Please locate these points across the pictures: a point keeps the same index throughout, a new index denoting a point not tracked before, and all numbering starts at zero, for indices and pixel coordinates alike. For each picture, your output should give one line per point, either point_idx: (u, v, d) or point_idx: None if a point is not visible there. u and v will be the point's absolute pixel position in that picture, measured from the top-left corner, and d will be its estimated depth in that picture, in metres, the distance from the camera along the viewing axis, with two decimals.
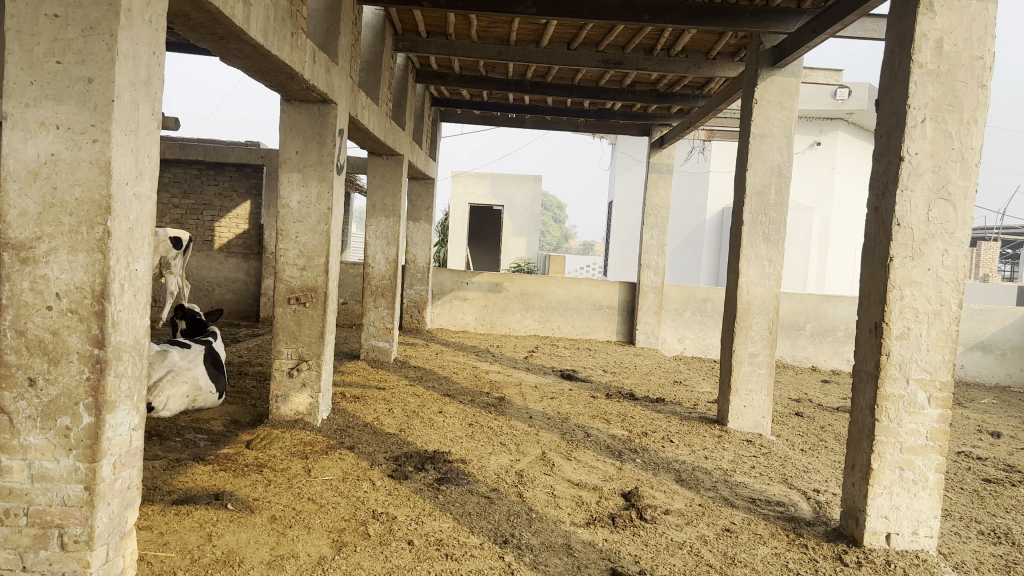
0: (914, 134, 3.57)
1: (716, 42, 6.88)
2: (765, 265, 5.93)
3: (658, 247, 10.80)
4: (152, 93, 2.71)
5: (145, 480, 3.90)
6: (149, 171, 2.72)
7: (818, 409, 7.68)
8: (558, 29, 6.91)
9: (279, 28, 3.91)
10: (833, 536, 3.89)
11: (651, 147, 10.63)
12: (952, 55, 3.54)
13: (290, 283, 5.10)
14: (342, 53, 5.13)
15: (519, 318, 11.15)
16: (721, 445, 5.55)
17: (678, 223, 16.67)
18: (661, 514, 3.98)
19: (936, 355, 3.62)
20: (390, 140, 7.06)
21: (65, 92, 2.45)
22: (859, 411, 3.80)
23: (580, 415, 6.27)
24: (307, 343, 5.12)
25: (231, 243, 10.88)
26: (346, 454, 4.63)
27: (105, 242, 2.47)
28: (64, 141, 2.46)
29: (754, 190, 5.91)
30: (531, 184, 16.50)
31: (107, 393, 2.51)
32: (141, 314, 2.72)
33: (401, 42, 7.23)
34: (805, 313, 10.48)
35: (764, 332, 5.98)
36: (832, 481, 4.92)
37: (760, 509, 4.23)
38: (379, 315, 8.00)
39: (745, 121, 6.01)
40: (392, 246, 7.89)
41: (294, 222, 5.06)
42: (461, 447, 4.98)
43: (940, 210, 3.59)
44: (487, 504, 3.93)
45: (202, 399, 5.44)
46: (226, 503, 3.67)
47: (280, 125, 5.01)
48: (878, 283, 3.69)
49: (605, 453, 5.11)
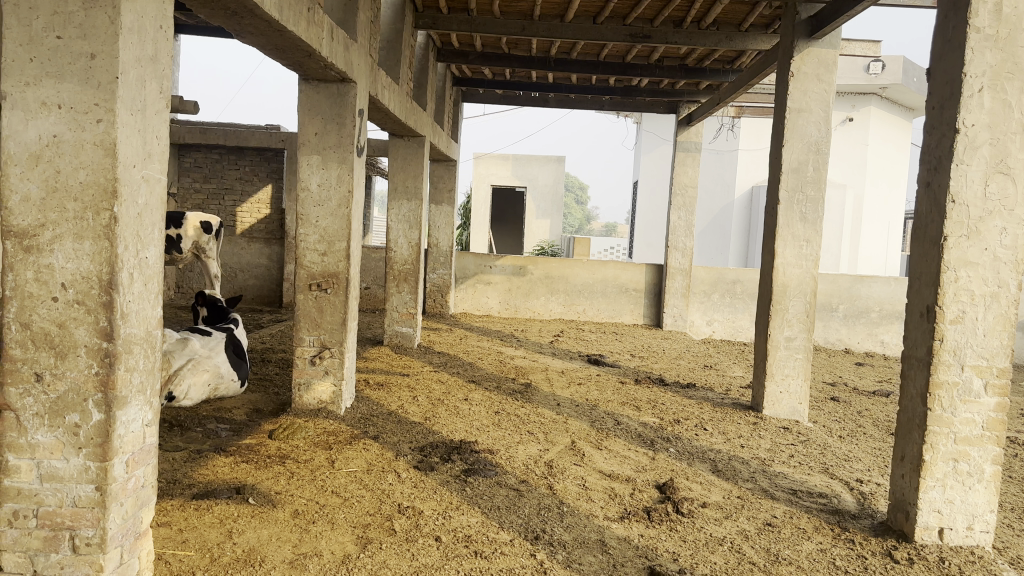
0: (970, 104, 3.33)
1: (750, 13, 6.64)
2: (802, 246, 5.70)
3: (686, 227, 10.54)
4: (160, 70, 2.54)
5: (165, 474, 3.80)
6: (158, 153, 2.57)
7: (854, 393, 7.45)
8: (584, 2, 6.68)
9: (295, 3, 3.73)
10: (881, 530, 3.69)
11: (679, 124, 10.36)
12: (1012, 19, 3.30)
13: (311, 269, 4.96)
14: (361, 29, 4.95)
15: (544, 302, 10.98)
16: (757, 433, 5.36)
17: (706, 203, 16.36)
18: (699, 508, 3.81)
19: (992, 340, 3.41)
20: (411, 120, 6.87)
21: (67, 69, 2.30)
22: (909, 399, 3.59)
23: (609, 401, 6.09)
24: (330, 330, 4.99)
25: (253, 228, 10.80)
26: (369, 444, 4.50)
27: (111, 228, 2.33)
28: (66, 122, 2.31)
29: (791, 166, 5.66)
30: (555, 165, 16.21)
31: (117, 389, 2.38)
32: (153, 305, 2.59)
33: (421, 19, 6.97)
34: (839, 294, 10.20)
35: (802, 315, 5.76)
36: (875, 470, 4.71)
37: (802, 501, 4.04)
38: (402, 300, 7.85)
39: (780, 96, 5.76)
40: (415, 230, 7.72)
41: (314, 206, 4.92)
42: (488, 436, 4.82)
43: (999, 185, 3.36)
44: (516, 497, 3.79)
45: (223, 388, 5.33)
46: (248, 497, 3.55)
47: (299, 106, 4.86)
48: (931, 264, 3.47)
49: (637, 442, 4.94)
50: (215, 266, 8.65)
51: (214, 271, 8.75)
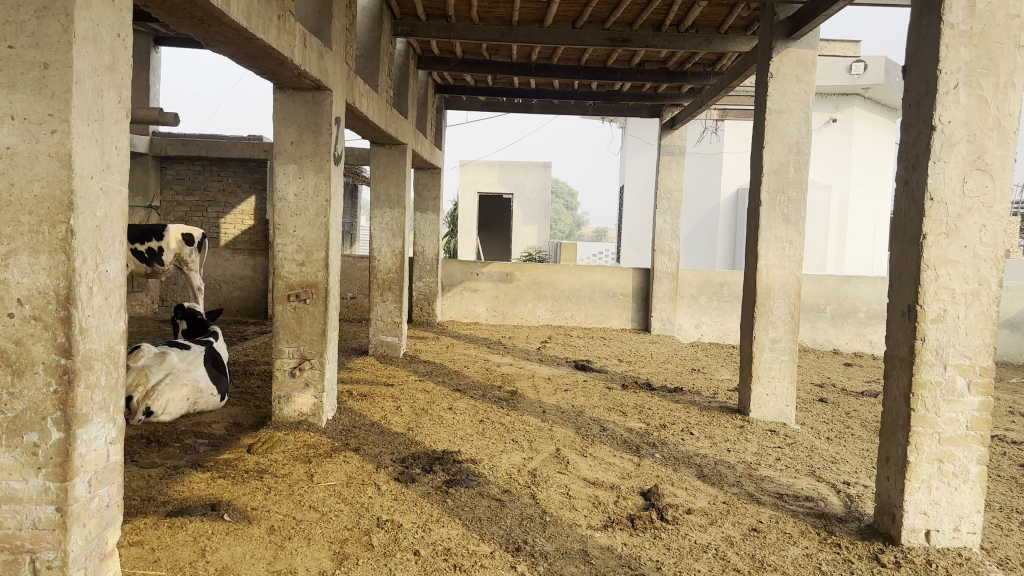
0: (946, 101, 3.30)
1: (728, 15, 6.63)
2: (785, 247, 5.68)
3: (672, 231, 10.54)
4: (118, 79, 2.49)
5: (139, 491, 3.72)
6: (118, 164, 2.51)
7: (842, 394, 7.42)
8: (562, 7, 6.65)
9: (264, 11, 3.68)
10: (868, 533, 3.64)
11: (662, 128, 10.34)
12: (986, 15, 3.27)
13: (289, 280, 4.89)
14: (335, 37, 4.91)
15: (531, 308, 10.93)
16: (744, 436, 5.32)
17: (692, 206, 16.34)
18: (684, 514, 3.76)
19: (974, 339, 3.37)
20: (391, 128, 6.83)
21: (20, 78, 2.24)
22: (892, 399, 3.55)
23: (595, 407, 6.04)
24: (309, 341, 4.93)
25: (237, 240, 10.72)
26: (350, 456, 4.43)
27: (68, 241, 2.27)
28: (20, 133, 2.25)
29: (773, 168, 5.63)
30: (541, 171, 16.19)
31: (77, 406, 2.31)
32: (116, 319, 2.53)
33: (400, 27, 6.94)
34: (826, 295, 10.19)
35: (786, 316, 5.72)
36: (862, 472, 4.67)
37: (789, 505, 3.99)
38: (387, 309, 7.78)
39: (760, 98, 5.74)
40: (398, 238, 7.66)
41: (292, 215, 4.86)
42: (471, 446, 4.77)
43: (977, 181, 3.33)
44: (499, 507, 3.73)
45: (202, 403, 5.25)
46: (223, 514, 3.48)
47: (274, 115, 4.80)
48: (911, 263, 3.44)
49: (622, 448, 4.89)
50: (197, 279, 8.56)
51: (196, 283, 8.66)
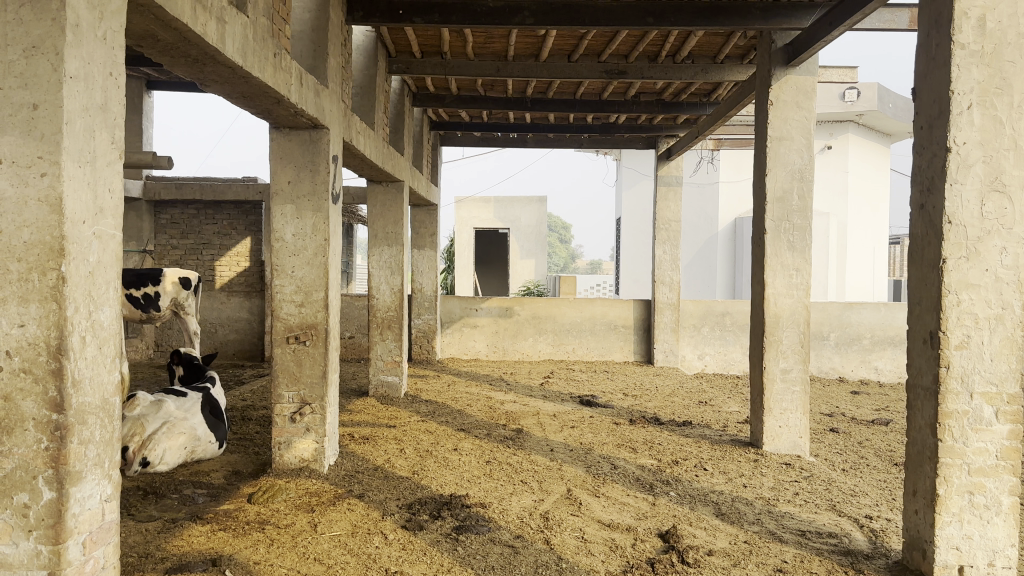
0: (960, 122, 3.23)
1: (724, 45, 6.61)
2: (791, 275, 5.58)
3: (671, 261, 10.52)
4: (111, 120, 2.39)
5: (135, 548, 3.55)
6: (111, 208, 2.41)
7: (853, 423, 7.27)
8: (558, 41, 6.63)
9: (259, 48, 3.61)
10: (897, 571, 3.49)
11: (658, 159, 10.29)
12: (996, 34, 3.22)
13: (288, 321, 4.76)
14: (332, 75, 4.85)
15: (532, 343, 10.80)
16: (759, 471, 5.17)
17: (690, 236, 16.29)
18: (705, 556, 3.61)
19: (1000, 364, 3.26)
20: (389, 165, 6.77)
21: (7, 121, 2.14)
22: (917, 429, 3.44)
23: (604, 444, 5.90)
24: (310, 384, 4.79)
25: (232, 281, 10.58)
26: (355, 504, 4.27)
27: (59, 289, 2.16)
28: (8, 177, 2.15)
29: (776, 196, 5.56)
30: (537, 206, 16.10)
31: (70, 464, 2.18)
32: (110, 370, 2.40)
33: (395, 64, 6.92)
34: (829, 322, 10.09)
35: (796, 345, 5.61)
36: (884, 505, 4.52)
37: (812, 543, 3.84)
38: (387, 348, 7.63)
39: (759, 126, 5.69)
40: (397, 276, 7.58)
41: (290, 256, 4.75)
42: (479, 489, 4.61)
43: (995, 204, 3.25)
44: (512, 554, 3.57)
45: (201, 451, 5.09)
46: (225, 569, 3.32)
47: (271, 155, 4.73)
48: (931, 288, 3.34)
49: (636, 487, 4.74)
50: (194, 323, 8.41)
51: (194, 327, 8.53)
